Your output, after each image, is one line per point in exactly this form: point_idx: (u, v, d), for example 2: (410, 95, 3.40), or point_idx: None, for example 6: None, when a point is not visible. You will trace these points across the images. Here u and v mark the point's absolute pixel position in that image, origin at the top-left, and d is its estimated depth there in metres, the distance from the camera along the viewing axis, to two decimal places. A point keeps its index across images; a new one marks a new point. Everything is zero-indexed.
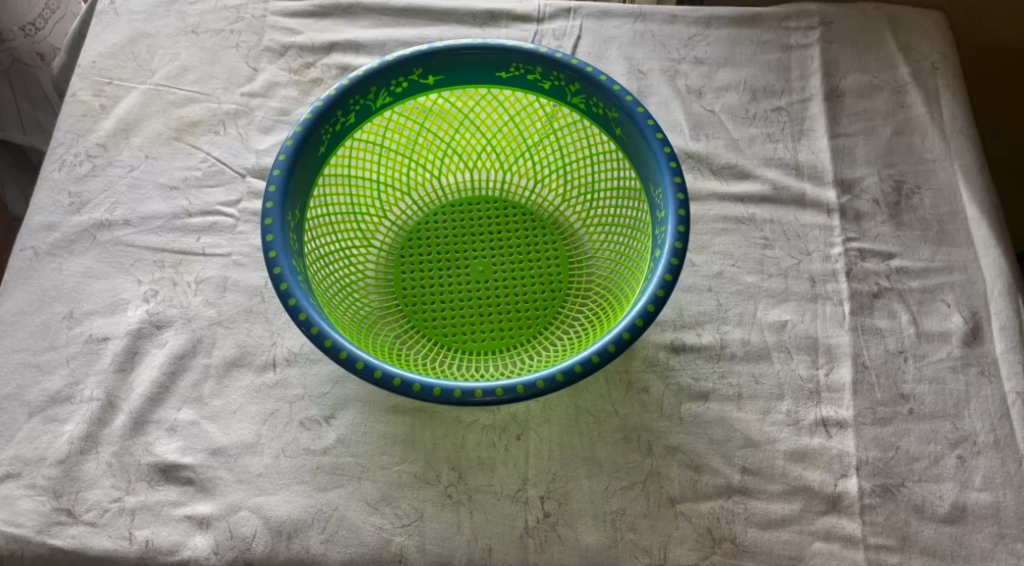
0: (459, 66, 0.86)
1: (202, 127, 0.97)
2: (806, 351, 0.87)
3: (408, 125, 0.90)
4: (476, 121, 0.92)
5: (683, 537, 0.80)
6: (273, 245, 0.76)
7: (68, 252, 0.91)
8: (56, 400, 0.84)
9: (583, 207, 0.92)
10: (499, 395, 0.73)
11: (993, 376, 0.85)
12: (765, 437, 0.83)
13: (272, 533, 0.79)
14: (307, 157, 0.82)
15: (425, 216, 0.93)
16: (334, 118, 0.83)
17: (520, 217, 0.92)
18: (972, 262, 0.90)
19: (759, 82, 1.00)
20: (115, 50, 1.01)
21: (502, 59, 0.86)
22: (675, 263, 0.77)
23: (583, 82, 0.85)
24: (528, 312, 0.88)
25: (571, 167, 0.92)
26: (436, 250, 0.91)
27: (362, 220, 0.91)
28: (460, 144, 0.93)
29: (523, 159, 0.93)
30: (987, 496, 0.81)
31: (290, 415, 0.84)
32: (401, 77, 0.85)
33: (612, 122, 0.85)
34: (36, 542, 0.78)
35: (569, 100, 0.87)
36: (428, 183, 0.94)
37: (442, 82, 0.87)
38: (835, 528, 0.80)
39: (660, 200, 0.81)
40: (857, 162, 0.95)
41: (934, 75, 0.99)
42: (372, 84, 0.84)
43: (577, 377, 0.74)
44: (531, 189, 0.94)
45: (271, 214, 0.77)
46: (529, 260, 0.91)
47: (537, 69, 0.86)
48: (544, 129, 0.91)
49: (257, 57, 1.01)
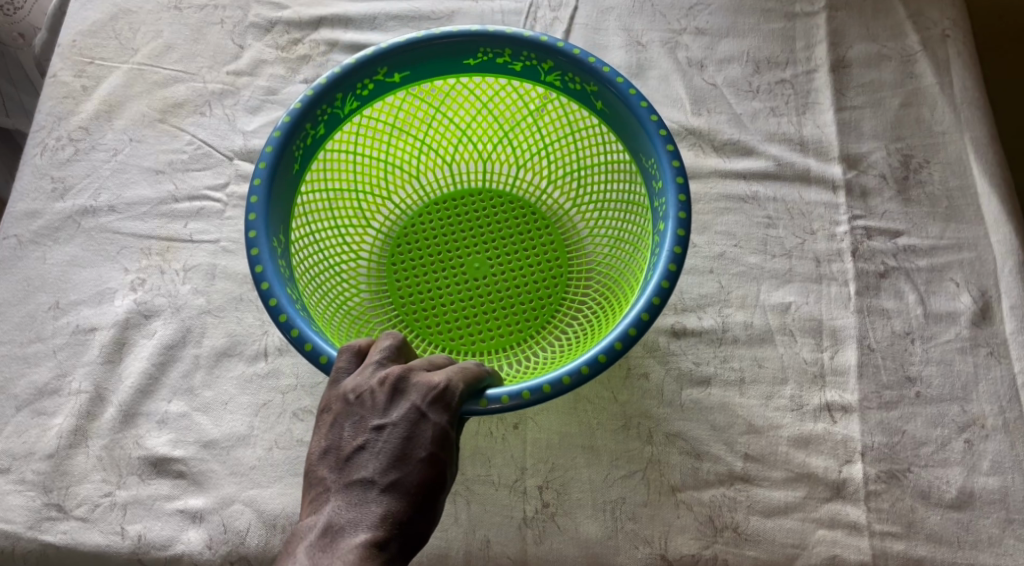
0: (423, 60, 0.83)
1: (188, 108, 0.94)
2: (810, 334, 0.84)
3: (380, 126, 0.87)
4: (450, 112, 0.88)
5: (685, 526, 0.78)
6: (264, 276, 0.74)
7: (52, 240, 0.89)
8: (44, 393, 0.83)
9: (572, 186, 0.89)
10: (526, 397, 0.71)
11: (1002, 357, 0.82)
12: (768, 422, 0.81)
13: (267, 526, 0.78)
14: (283, 172, 0.79)
15: (411, 219, 0.90)
16: (303, 134, 0.80)
17: (508, 206, 0.90)
18: (982, 239, 0.87)
19: (763, 53, 0.97)
20: (96, 28, 0.98)
21: (468, 46, 0.82)
22: (682, 239, 0.74)
23: (557, 58, 0.81)
24: (526, 307, 0.87)
25: (554, 147, 0.89)
26: (427, 254, 0.89)
27: (348, 232, 0.88)
28: (434, 140, 0.90)
29: (501, 145, 0.90)
30: (995, 480, 0.79)
31: (282, 406, 0.82)
32: (366, 79, 0.82)
33: (592, 96, 0.82)
34: (27, 538, 0.78)
35: (544, 78, 0.84)
36: (407, 184, 0.91)
37: (409, 77, 0.84)
38: (839, 515, 0.78)
39: (656, 171, 0.78)
40: (864, 136, 0.92)
41: (945, 43, 0.95)
42: (337, 91, 0.81)
43: (603, 366, 0.71)
44: (514, 174, 0.91)
45: (256, 244, 0.75)
46: (526, 253, 0.89)
47: (505, 51, 0.82)
48: (520, 110, 0.88)
49: (243, 33, 0.98)
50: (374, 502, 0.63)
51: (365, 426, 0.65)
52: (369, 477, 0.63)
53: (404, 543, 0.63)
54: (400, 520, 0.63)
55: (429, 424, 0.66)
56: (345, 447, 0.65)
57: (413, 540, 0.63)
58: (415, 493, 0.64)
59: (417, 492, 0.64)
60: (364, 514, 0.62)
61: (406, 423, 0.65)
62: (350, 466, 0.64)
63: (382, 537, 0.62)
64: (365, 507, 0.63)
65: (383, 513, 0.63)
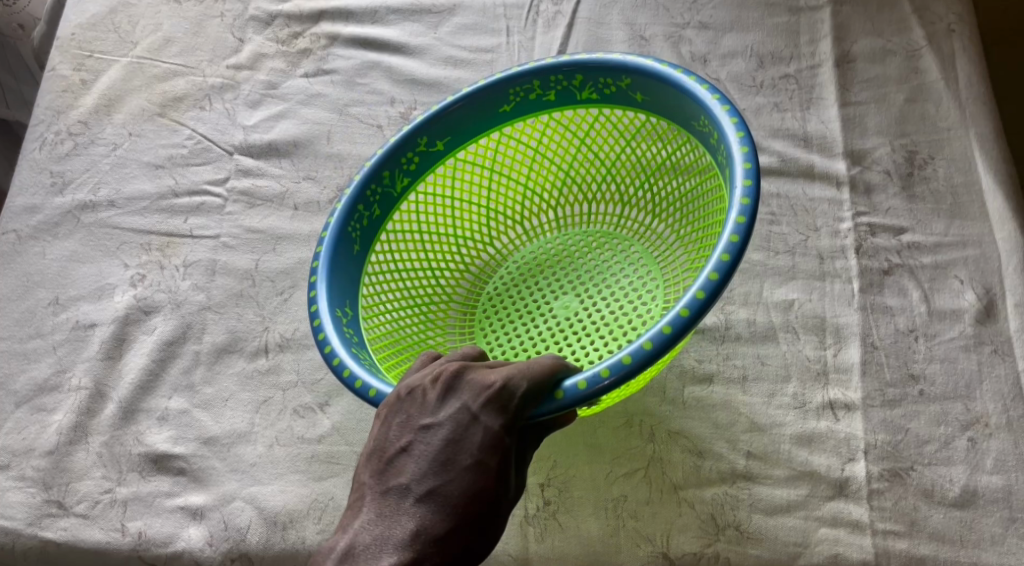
0: (460, 123, 0.86)
1: (187, 102, 0.99)
2: (813, 331, 0.84)
3: (441, 199, 0.89)
4: (505, 171, 0.90)
5: (686, 524, 0.77)
6: (327, 341, 0.74)
7: (52, 235, 0.92)
8: (44, 389, 0.83)
9: (647, 197, 0.88)
10: (606, 376, 0.65)
11: (1007, 355, 0.80)
12: (770, 420, 0.80)
13: (267, 524, 0.76)
14: (343, 252, 0.81)
15: (493, 284, 0.90)
16: (358, 215, 0.83)
17: (591, 241, 0.90)
18: (987, 236, 0.86)
19: (766, 47, 0.98)
20: (96, 20, 1.05)
21: (498, 96, 0.85)
22: (752, 186, 0.69)
23: (583, 70, 0.82)
24: (616, 330, 0.84)
25: (617, 165, 0.89)
26: (514, 308, 0.88)
27: (431, 306, 0.88)
28: (498, 202, 0.91)
29: (565, 188, 0.91)
30: (999, 479, 0.76)
31: (283, 402, 0.81)
32: (409, 152, 0.85)
33: (629, 91, 0.82)
34: (27, 534, 0.77)
35: (581, 98, 0.85)
36: (483, 253, 0.92)
37: (452, 142, 0.87)
38: (842, 513, 0.76)
39: (709, 127, 0.76)
40: (868, 131, 0.92)
41: (950, 37, 0.95)
42: (383, 170, 0.84)
43: (687, 320, 0.65)
44: (587, 209, 0.91)
45: (318, 316, 0.76)
46: (618, 279, 0.87)
47: (534, 86, 0.84)
48: (572, 141, 0.89)
49: (242, 26, 1.04)
50: (410, 509, 0.62)
51: (411, 428, 0.65)
52: (407, 483, 0.63)
53: (440, 555, 0.61)
54: (434, 540, 0.61)
55: (479, 427, 0.64)
56: (388, 450, 0.65)
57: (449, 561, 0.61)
58: (454, 503, 0.62)
59: (457, 502, 0.62)
60: (390, 529, 0.62)
61: (452, 425, 0.64)
62: (391, 469, 0.64)
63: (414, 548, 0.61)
64: (401, 514, 0.62)
65: (418, 523, 0.62)
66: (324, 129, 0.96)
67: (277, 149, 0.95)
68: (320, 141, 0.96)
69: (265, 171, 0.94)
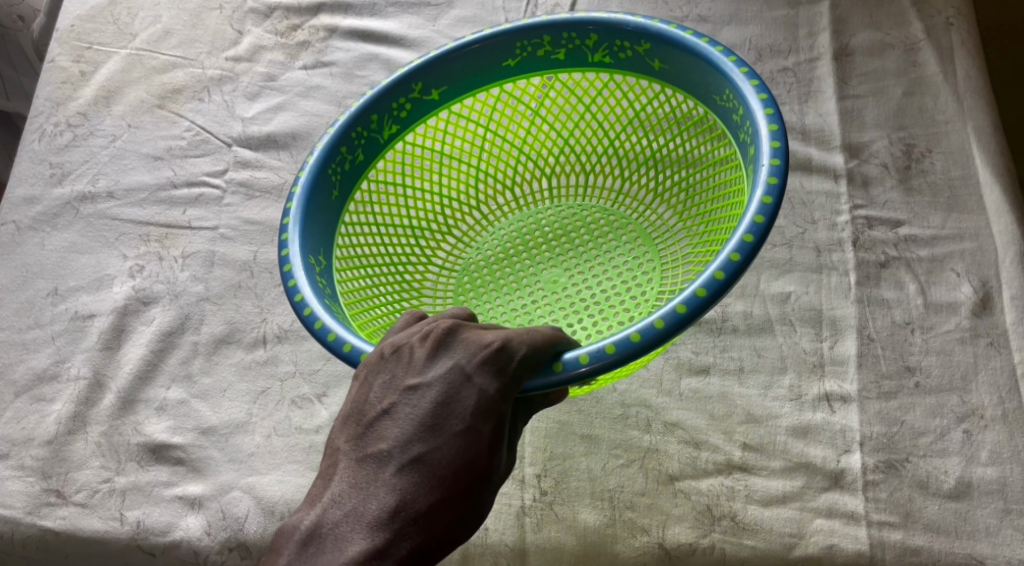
0: (459, 71, 0.85)
1: (187, 94, 1.00)
2: (810, 324, 0.84)
3: (429, 152, 0.89)
4: (498, 129, 0.90)
5: (682, 515, 0.77)
6: (297, 289, 0.72)
7: (51, 225, 0.92)
8: (43, 379, 0.84)
9: (647, 176, 0.90)
10: (611, 351, 0.65)
11: (1002, 348, 0.80)
12: (766, 412, 0.81)
13: (265, 513, 0.76)
14: (321, 197, 0.79)
15: (476, 249, 0.91)
16: (340, 157, 0.82)
17: (583, 216, 0.91)
18: (984, 229, 0.86)
19: (765, 40, 0.99)
20: (95, 13, 1.06)
21: (505, 45, 0.84)
22: (779, 164, 0.69)
23: (600, 28, 0.82)
24: (609, 306, 0.85)
25: (620, 140, 0.90)
26: (499, 277, 0.89)
27: (409, 268, 0.89)
28: (489, 164, 0.92)
29: (560, 157, 0.92)
30: (993, 471, 0.76)
31: (281, 393, 0.82)
32: (403, 98, 0.84)
33: (646, 56, 0.82)
34: (26, 523, 0.77)
35: (590, 60, 0.85)
36: (468, 216, 0.92)
37: (447, 92, 0.86)
38: (837, 504, 0.76)
39: (732, 100, 0.76)
40: (866, 125, 0.92)
41: (949, 30, 0.96)
42: (372, 112, 0.83)
43: (703, 301, 0.65)
44: (583, 182, 0.92)
45: (290, 260, 0.74)
46: (611, 257, 0.88)
47: (544, 40, 0.84)
48: (575, 105, 0.89)
49: (241, 18, 1.05)
50: (391, 476, 0.60)
51: (396, 390, 0.63)
52: (388, 448, 0.61)
53: (423, 528, 0.59)
54: (415, 515, 0.59)
55: (472, 388, 0.62)
56: (369, 412, 0.63)
57: (431, 537, 0.59)
58: (441, 472, 0.60)
59: (445, 471, 0.60)
60: (369, 499, 0.59)
61: (441, 387, 0.62)
62: (371, 434, 0.62)
63: (395, 518, 0.59)
64: (380, 481, 0.60)
65: (399, 492, 0.59)
66: (323, 122, 0.97)
67: (275, 141, 0.96)
68: (319, 133, 0.96)
69: (264, 163, 0.95)
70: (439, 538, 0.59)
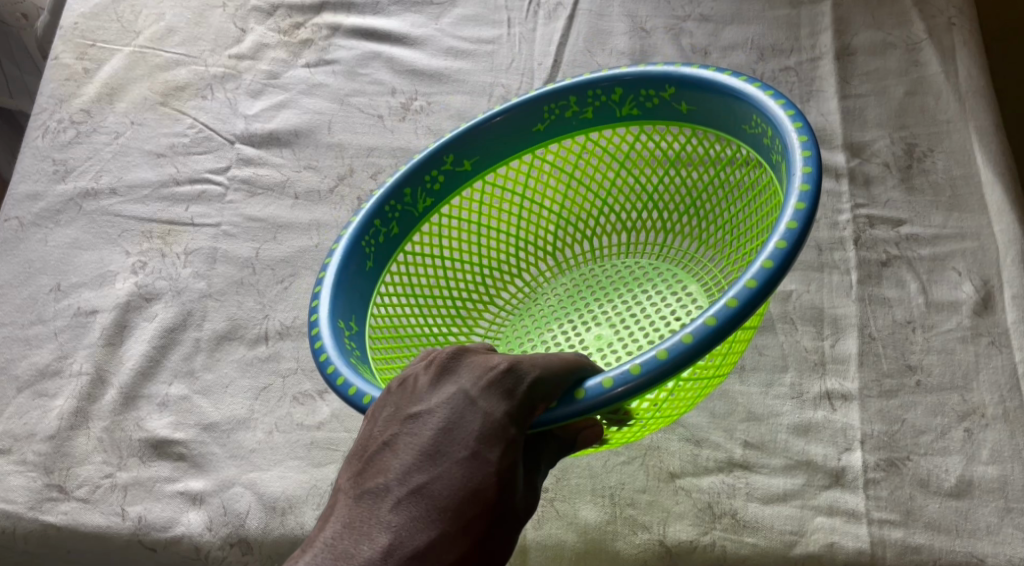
0: (489, 141, 0.85)
1: (189, 92, 1.00)
2: (811, 322, 0.84)
3: (467, 221, 0.88)
4: (535, 195, 0.89)
5: (683, 512, 0.77)
6: (322, 349, 0.71)
7: (54, 222, 0.92)
8: (45, 375, 0.84)
9: (691, 224, 0.87)
10: (636, 371, 0.62)
11: (1003, 346, 0.80)
12: (767, 410, 0.81)
13: (266, 509, 0.76)
14: (354, 266, 0.79)
15: (520, 318, 0.88)
16: (374, 231, 0.82)
17: (632, 273, 0.88)
18: (986, 229, 0.86)
19: (766, 40, 0.99)
20: (98, 11, 1.06)
21: (532, 110, 0.85)
22: (812, 172, 0.67)
23: (623, 81, 0.82)
24: None
25: (659, 191, 0.87)
26: (543, 340, 0.86)
27: (451, 337, 0.86)
28: (529, 232, 0.90)
29: (602, 217, 0.90)
30: (994, 469, 0.76)
31: (283, 390, 0.82)
32: (434, 170, 0.84)
33: (673, 101, 0.81)
34: (27, 518, 0.77)
35: (620, 116, 0.84)
36: (510, 284, 0.90)
37: (478, 162, 0.86)
38: (837, 502, 0.76)
39: (762, 125, 0.75)
40: (868, 125, 0.93)
41: (951, 30, 0.97)
42: (406, 187, 0.83)
43: (734, 313, 0.62)
44: (627, 240, 0.89)
45: (318, 324, 0.74)
46: (660, 308, 0.84)
47: (570, 100, 0.84)
48: (610, 163, 0.88)
49: (245, 17, 1.05)
50: (389, 510, 0.58)
51: (399, 420, 0.62)
52: (386, 482, 0.59)
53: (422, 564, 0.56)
54: (414, 552, 0.57)
55: (477, 412, 0.61)
56: (372, 446, 0.62)
57: None
58: (442, 502, 0.58)
59: (445, 501, 0.58)
60: (365, 536, 0.58)
61: (444, 412, 0.62)
62: (371, 469, 0.61)
63: (392, 555, 0.56)
64: (378, 517, 0.58)
65: (398, 528, 0.58)
66: (325, 119, 0.97)
67: (278, 138, 0.96)
68: (321, 131, 0.96)
69: (266, 160, 0.95)
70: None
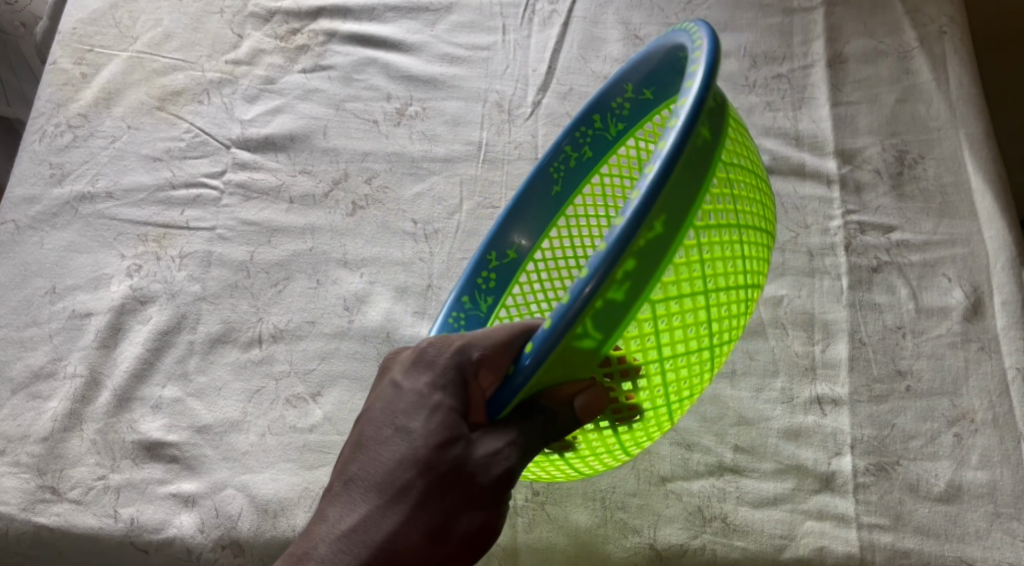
0: (520, 221, 0.84)
1: (186, 97, 1.01)
2: (801, 327, 0.84)
3: (537, 301, 0.86)
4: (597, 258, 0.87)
5: (673, 516, 0.77)
6: None
7: (49, 225, 0.93)
8: (39, 377, 0.84)
9: None
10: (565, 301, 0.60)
11: (993, 352, 0.81)
12: (758, 414, 0.81)
13: (258, 511, 0.77)
14: None
15: None
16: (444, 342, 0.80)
17: None
18: (975, 235, 0.87)
19: (760, 47, 0.99)
20: (95, 16, 1.07)
21: (544, 178, 0.83)
22: (704, 52, 0.64)
23: (594, 108, 0.81)
24: None
25: None
26: None
27: None
28: None
29: None
30: (984, 474, 0.76)
31: (276, 392, 0.82)
32: (483, 271, 0.83)
33: (640, 97, 0.79)
34: (20, 520, 0.78)
35: (614, 137, 0.82)
36: None
37: (522, 246, 0.84)
38: (827, 507, 0.76)
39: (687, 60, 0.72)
40: (859, 132, 0.93)
41: (942, 39, 0.97)
42: (463, 294, 0.82)
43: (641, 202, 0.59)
44: None
45: None
46: None
47: (569, 152, 0.83)
48: None
49: (242, 23, 1.06)
50: (329, 501, 0.64)
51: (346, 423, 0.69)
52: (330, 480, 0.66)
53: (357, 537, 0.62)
54: (349, 529, 0.62)
55: (406, 392, 0.67)
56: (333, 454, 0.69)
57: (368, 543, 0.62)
58: (372, 480, 0.64)
59: (374, 477, 0.64)
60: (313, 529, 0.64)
61: (376, 402, 0.68)
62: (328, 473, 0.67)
63: (331, 536, 0.62)
64: (322, 509, 0.64)
65: (337, 514, 0.63)
66: (320, 124, 0.98)
67: (274, 143, 0.97)
68: (316, 135, 0.97)
69: (262, 165, 0.96)
70: (378, 543, 0.62)
